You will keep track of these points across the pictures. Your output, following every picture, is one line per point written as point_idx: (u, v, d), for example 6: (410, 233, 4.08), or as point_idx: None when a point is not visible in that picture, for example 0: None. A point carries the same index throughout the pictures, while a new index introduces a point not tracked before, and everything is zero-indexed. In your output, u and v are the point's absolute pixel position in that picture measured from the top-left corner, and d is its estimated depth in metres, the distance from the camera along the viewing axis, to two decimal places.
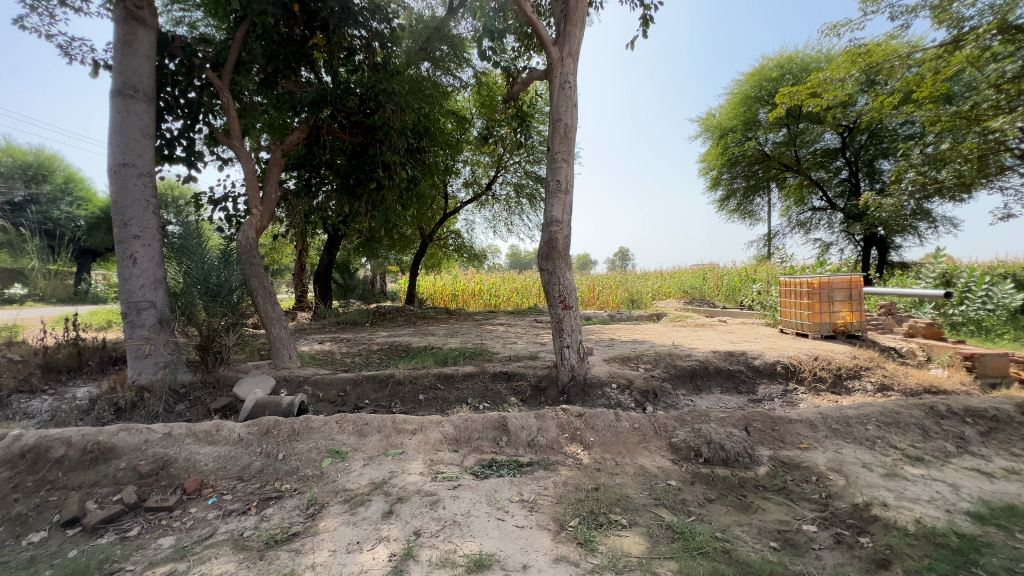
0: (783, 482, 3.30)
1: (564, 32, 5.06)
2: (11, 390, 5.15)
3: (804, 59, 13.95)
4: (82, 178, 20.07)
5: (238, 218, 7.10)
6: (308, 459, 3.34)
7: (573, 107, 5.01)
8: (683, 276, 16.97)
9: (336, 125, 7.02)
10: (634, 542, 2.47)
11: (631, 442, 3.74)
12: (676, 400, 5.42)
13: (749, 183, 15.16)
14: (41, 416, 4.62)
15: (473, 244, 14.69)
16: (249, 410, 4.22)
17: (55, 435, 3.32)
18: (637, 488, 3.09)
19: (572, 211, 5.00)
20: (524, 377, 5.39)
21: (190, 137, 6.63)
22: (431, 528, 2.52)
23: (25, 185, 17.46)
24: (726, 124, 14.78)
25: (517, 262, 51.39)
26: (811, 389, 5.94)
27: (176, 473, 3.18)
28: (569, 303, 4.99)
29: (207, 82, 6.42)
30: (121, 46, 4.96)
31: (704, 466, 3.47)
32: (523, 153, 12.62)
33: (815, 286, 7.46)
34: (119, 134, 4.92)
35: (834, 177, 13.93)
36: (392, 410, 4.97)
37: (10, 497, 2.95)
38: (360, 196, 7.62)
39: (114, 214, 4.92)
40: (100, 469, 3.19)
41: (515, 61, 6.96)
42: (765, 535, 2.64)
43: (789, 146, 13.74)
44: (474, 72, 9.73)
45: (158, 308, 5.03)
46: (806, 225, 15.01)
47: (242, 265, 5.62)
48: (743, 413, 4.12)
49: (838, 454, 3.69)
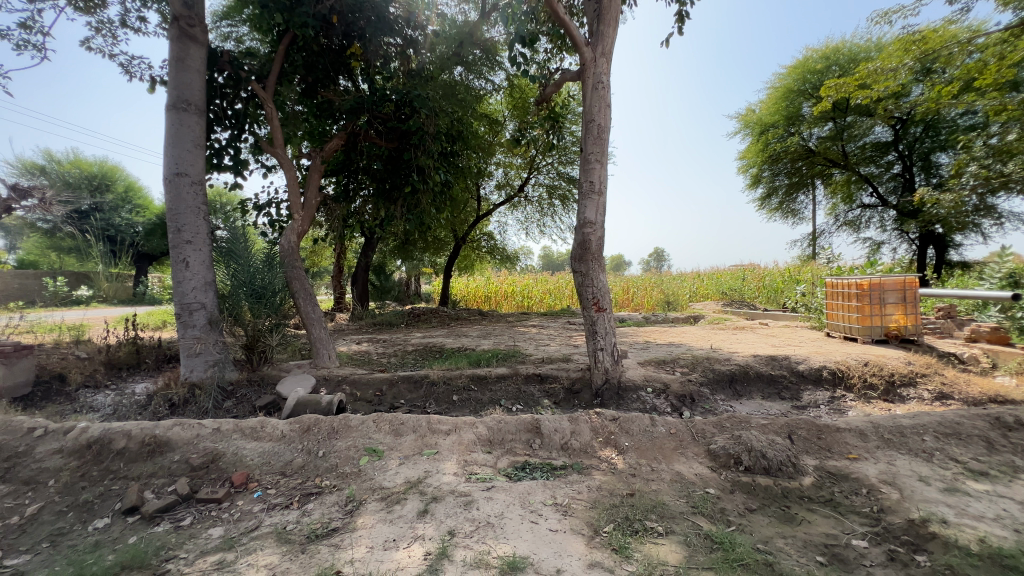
0: (831, 493, 3.15)
1: (597, 32, 5.02)
2: (79, 385, 5.58)
3: (852, 48, 13.24)
4: (140, 187, 21.28)
5: (281, 222, 7.42)
6: (347, 457, 3.44)
7: (606, 107, 4.96)
8: (721, 277, 16.48)
9: (372, 131, 7.25)
10: (670, 551, 2.41)
11: (667, 448, 3.66)
12: (715, 405, 5.25)
13: (793, 180, 14.53)
14: (104, 410, 4.96)
15: (505, 246, 14.77)
16: (291, 408, 4.39)
17: (116, 428, 3.52)
18: (673, 496, 3.02)
19: (606, 212, 4.94)
20: (557, 379, 5.37)
21: (237, 146, 6.97)
22: (465, 529, 2.54)
23: (91, 193, 18.76)
24: (767, 120, 14.21)
25: (549, 263, 51.69)
26: (861, 396, 5.65)
27: (224, 467, 3.33)
28: (603, 305, 4.93)
29: (252, 93, 6.76)
30: (176, 62, 5.28)
31: (745, 474, 3.35)
32: (556, 155, 12.62)
33: (864, 288, 7.06)
34: (173, 145, 5.21)
35: (886, 172, 13.19)
36: (426, 411, 5.04)
37: (78, 485, 3.18)
38: (395, 201, 7.84)
39: (169, 220, 5.23)
40: (156, 460, 3.37)
41: (547, 63, 6.96)
42: (811, 549, 2.52)
43: (835, 141, 13.10)
44: (506, 75, 9.82)
45: (208, 309, 5.29)
46: (855, 223, 14.26)
47: (284, 268, 5.86)
48: (786, 420, 3.96)
49: (890, 466, 3.48)
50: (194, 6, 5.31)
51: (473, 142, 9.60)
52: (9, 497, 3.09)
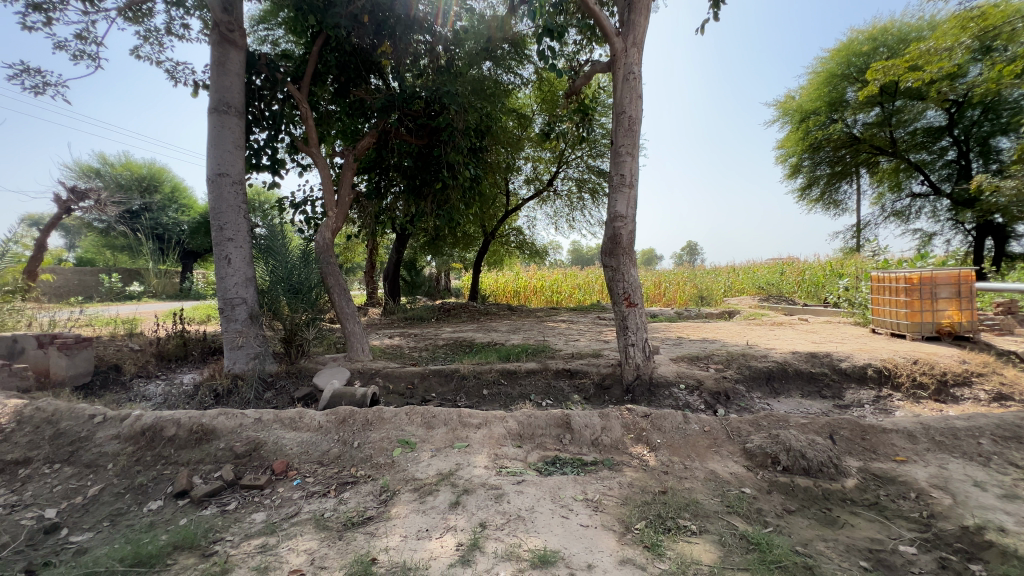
0: (876, 497, 3.02)
1: (628, 22, 4.91)
2: (133, 374, 5.93)
3: (902, 28, 12.47)
4: (185, 188, 22.28)
5: (316, 219, 7.64)
6: (380, 448, 3.53)
7: (637, 98, 4.86)
8: (758, 271, 15.96)
9: (403, 128, 7.33)
10: (704, 550, 2.37)
11: (701, 446, 3.59)
12: (751, 403, 5.11)
13: (836, 169, 13.88)
14: (156, 399, 5.26)
15: (534, 241, 14.74)
16: (328, 400, 4.52)
17: (167, 417, 3.71)
18: (707, 494, 2.96)
19: (637, 206, 4.86)
20: (587, 375, 5.33)
21: (274, 146, 7.20)
22: (496, 521, 2.57)
23: (140, 194, 19.82)
24: (808, 107, 13.56)
25: (578, 257, 51.30)
26: (910, 396, 5.37)
27: (266, 455, 3.48)
28: (634, 301, 4.86)
29: (288, 94, 6.96)
30: (217, 67, 5.49)
31: (783, 474, 3.24)
32: (585, 148, 12.47)
33: (914, 282, 6.66)
34: (215, 147, 5.43)
35: (939, 158, 12.47)
36: (457, 404, 5.10)
37: (133, 469, 3.39)
38: (426, 197, 7.95)
39: (212, 219, 5.46)
40: (203, 447, 3.54)
41: (576, 55, 6.87)
42: (854, 553, 2.43)
43: (882, 127, 12.40)
44: (535, 68, 9.77)
45: (249, 304, 5.50)
46: (904, 213, 13.53)
47: (320, 264, 6.03)
48: (827, 420, 3.80)
49: (942, 470, 3.30)
50: (233, 12, 5.50)
51: (502, 137, 9.59)
52: (73, 479, 3.32)
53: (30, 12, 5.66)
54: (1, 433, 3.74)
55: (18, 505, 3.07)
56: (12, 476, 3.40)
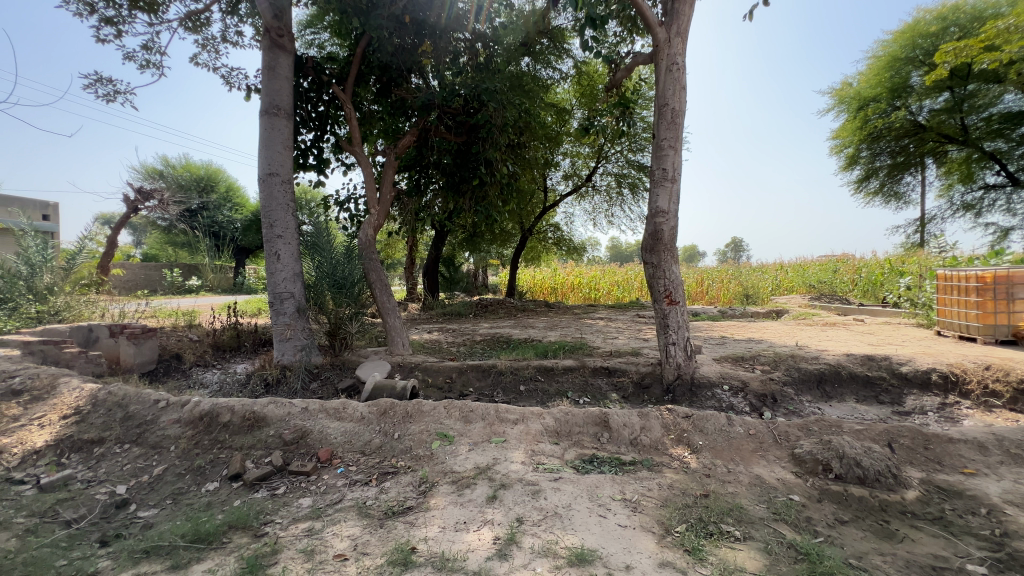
0: (940, 511, 2.82)
1: (672, 11, 4.75)
2: (192, 363, 6.32)
3: (976, 6, 11.49)
4: (238, 187, 23.48)
5: (359, 217, 7.88)
6: (419, 440, 3.59)
7: (681, 90, 4.71)
8: (809, 267, 15.20)
9: (442, 126, 7.44)
10: (749, 558, 2.28)
11: (746, 450, 3.46)
12: (800, 407, 4.86)
13: (897, 160, 12.94)
14: (212, 386, 5.62)
15: (572, 237, 14.62)
16: (370, 392, 4.67)
17: (222, 404, 3.91)
18: (752, 500, 2.86)
19: (680, 200, 4.72)
20: (626, 373, 5.25)
21: (320, 146, 7.47)
22: (533, 517, 2.57)
23: (199, 194, 21.07)
24: (867, 94, 12.63)
25: (617, 254, 50.77)
26: (980, 404, 4.96)
27: (312, 443, 3.62)
28: (675, 298, 4.73)
29: (334, 96, 7.21)
30: (268, 71, 5.74)
31: (835, 483, 3.07)
32: (626, 142, 12.24)
33: (987, 281, 6.12)
34: (266, 147, 5.68)
35: (1017, 147, 11.43)
36: (494, 399, 5.15)
37: (193, 451, 3.60)
38: (464, 193, 8.02)
39: (263, 216, 5.74)
40: (255, 434, 3.71)
41: (617, 47, 6.71)
42: (913, 569, 2.29)
43: (952, 113, 11.66)
44: (574, 62, 9.68)
45: (297, 298, 5.74)
46: (975, 207, 12.50)
47: (363, 260, 6.22)
48: (886, 426, 3.57)
49: (1018, 485, 3.04)
50: (283, 17, 5.73)
51: (541, 132, 9.55)
52: (140, 459, 3.59)
53: (102, 26, 6.09)
54: (79, 414, 4.08)
55: (94, 481, 3.35)
56: (88, 454, 3.70)
